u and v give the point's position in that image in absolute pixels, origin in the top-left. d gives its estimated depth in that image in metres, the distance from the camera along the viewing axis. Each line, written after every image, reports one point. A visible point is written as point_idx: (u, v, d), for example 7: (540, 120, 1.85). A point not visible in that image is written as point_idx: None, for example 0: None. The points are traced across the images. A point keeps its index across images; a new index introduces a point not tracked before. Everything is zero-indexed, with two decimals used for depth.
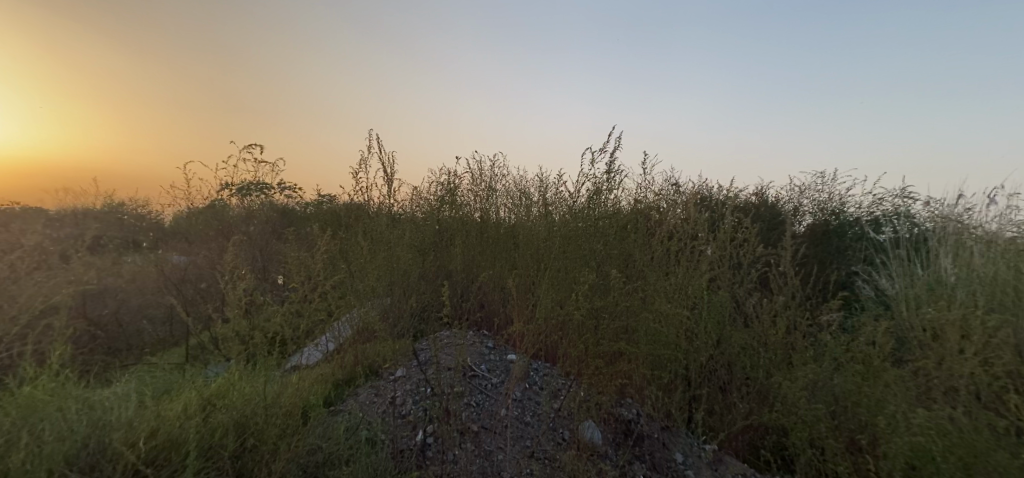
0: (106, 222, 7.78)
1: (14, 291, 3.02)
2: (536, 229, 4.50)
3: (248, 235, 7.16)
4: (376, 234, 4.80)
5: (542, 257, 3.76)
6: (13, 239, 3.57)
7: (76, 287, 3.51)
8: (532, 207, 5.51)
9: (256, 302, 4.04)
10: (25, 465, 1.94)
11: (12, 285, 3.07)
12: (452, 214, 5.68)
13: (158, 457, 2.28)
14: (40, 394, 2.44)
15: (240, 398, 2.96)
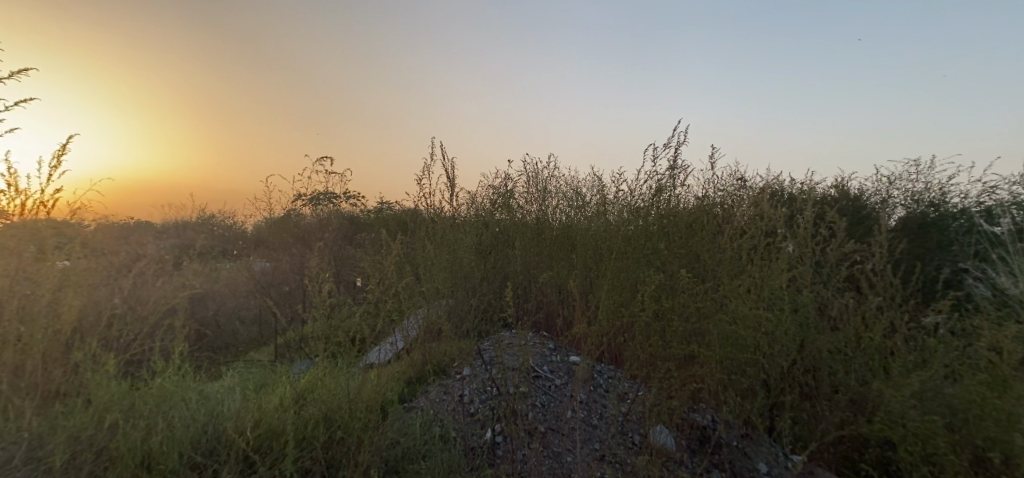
0: (202, 233, 8.64)
1: (139, 294, 3.45)
2: (595, 228, 4.47)
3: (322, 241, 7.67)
4: (440, 238, 4.98)
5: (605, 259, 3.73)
6: (136, 250, 4.09)
7: (186, 291, 3.95)
8: (588, 207, 5.48)
9: (333, 304, 4.33)
10: (163, 446, 2.22)
11: (137, 289, 3.51)
12: (511, 215, 5.78)
13: (263, 445, 2.53)
14: (167, 384, 2.77)
15: (327, 393, 3.18)
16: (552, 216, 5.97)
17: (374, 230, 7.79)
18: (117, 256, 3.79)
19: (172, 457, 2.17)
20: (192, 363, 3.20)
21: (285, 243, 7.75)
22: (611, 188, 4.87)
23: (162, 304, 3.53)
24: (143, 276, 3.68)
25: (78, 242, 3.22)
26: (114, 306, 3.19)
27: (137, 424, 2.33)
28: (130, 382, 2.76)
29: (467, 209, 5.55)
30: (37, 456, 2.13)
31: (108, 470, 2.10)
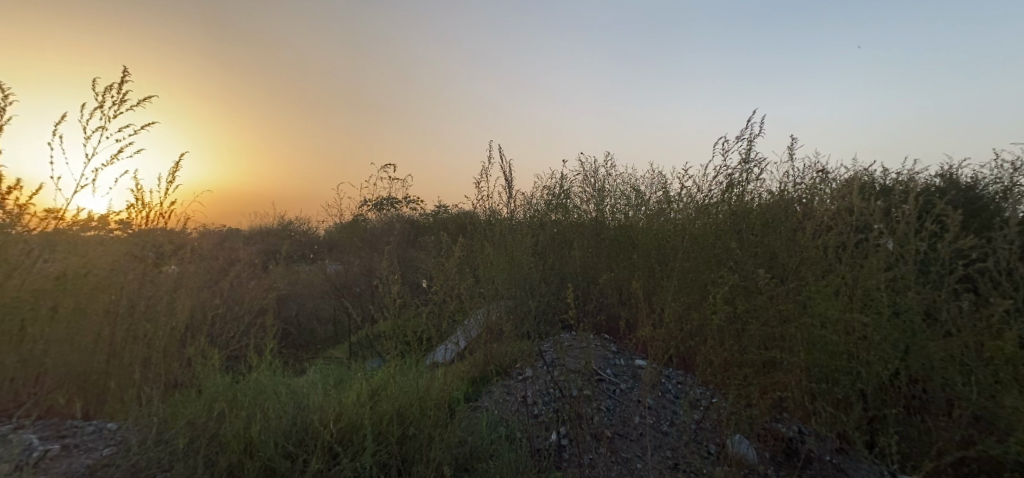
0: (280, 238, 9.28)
1: (230, 295, 3.76)
2: (658, 226, 4.29)
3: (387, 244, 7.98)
4: (499, 239, 5.01)
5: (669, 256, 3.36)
6: (225, 254, 4.44)
7: (269, 291, 4.24)
8: (648, 205, 5.29)
9: (400, 305, 4.49)
10: (261, 435, 2.40)
11: (228, 291, 3.81)
12: (568, 215, 5.73)
13: (345, 437, 2.67)
14: (260, 378, 3.00)
15: (398, 390, 3.30)
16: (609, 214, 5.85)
17: (436, 232, 7.99)
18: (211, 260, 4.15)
19: (269, 445, 2.35)
20: (278, 358, 3.43)
21: (353, 247, 8.14)
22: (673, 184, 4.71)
23: (248, 305, 3.83)
24: (236, 279, 4.01)
25: (187, 248, 3.57)
26: (213, 306, 3.49)
27: (239, 414, 2.55)
28: (230, 374, 3.01)
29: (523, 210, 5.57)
30: (164, 439, 2.37)
31: (219, 454, 2.32)
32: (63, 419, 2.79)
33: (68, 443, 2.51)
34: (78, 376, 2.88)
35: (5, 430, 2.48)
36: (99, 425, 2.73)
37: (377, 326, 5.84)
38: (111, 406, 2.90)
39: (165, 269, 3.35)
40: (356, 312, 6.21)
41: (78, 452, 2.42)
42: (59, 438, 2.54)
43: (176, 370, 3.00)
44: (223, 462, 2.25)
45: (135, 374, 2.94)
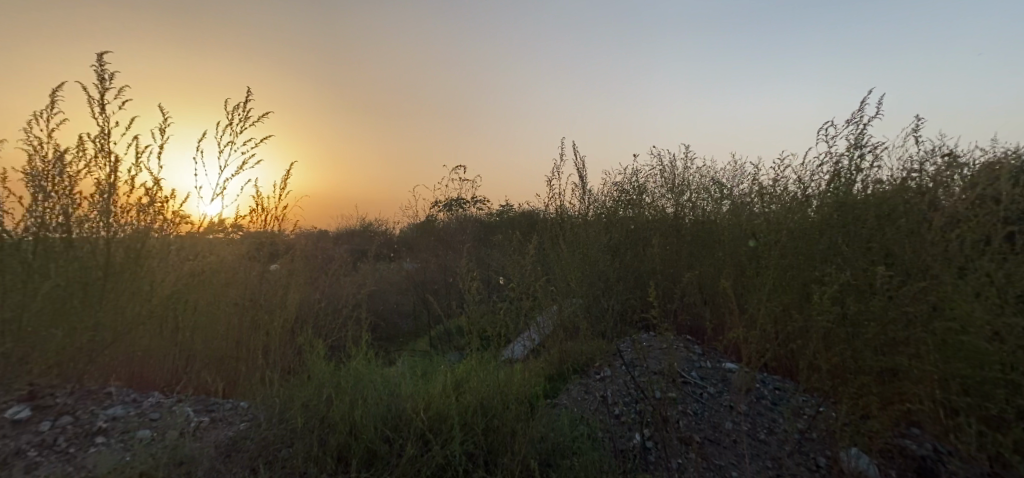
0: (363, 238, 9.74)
1: (320, 288, 3.94)
2: (748, 211, 3.65)
3: (461, 242, 8.09)
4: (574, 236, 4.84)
5: (750, 250, 3.05)
6: (318, 251, 4.70)
7: (353, 285, 4.40)
8: (730, 198, 4.80)
9: (476, 302, 4.48)
10: (361, 419, 2.58)
11: (318, 284, 4.00)
12: (637, 210, 5.10)
13: (435, 425, 2.73)
14: (362, 366, 3.17)
15: (480, 382, 3.31)
16: (683, 209, 5.34)
17: (510, 231, 7.96)
18: (315, 256, 4.46)
19: (370, 428, 2.53)
20: (370, 349, 3.60)
21: (430, 245, 8.34)
22: (761, 172, 4.14)
23: (337, 300, 4.02)
24: (334, 276, 4.25)
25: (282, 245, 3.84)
26: (312, 299, 3.72)
27: (344, 398, 2.74)
28: (333, 362, 3.22)
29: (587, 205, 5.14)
30: (285, 418, 2.66)
31: (330, 435, 2.55)
32: (210, 395, 3.13)
33: (212, 417, 2.80)
34: (214, 355, 3.24)
35: (171, 402, 2.84)
36: (236, 403, 3.00)
37: (455, 321, 5.89)
38: (239, 386, 3.19)
39: (271, 266, 3.63)
40: (434, 308, 6.34)
41: (219, 426, 2.70)
42: (206, 411, 2.84)
43: (282, 356, 3.22)
44: (334, 443, 2.47)
45: (262, 356, 3.25)
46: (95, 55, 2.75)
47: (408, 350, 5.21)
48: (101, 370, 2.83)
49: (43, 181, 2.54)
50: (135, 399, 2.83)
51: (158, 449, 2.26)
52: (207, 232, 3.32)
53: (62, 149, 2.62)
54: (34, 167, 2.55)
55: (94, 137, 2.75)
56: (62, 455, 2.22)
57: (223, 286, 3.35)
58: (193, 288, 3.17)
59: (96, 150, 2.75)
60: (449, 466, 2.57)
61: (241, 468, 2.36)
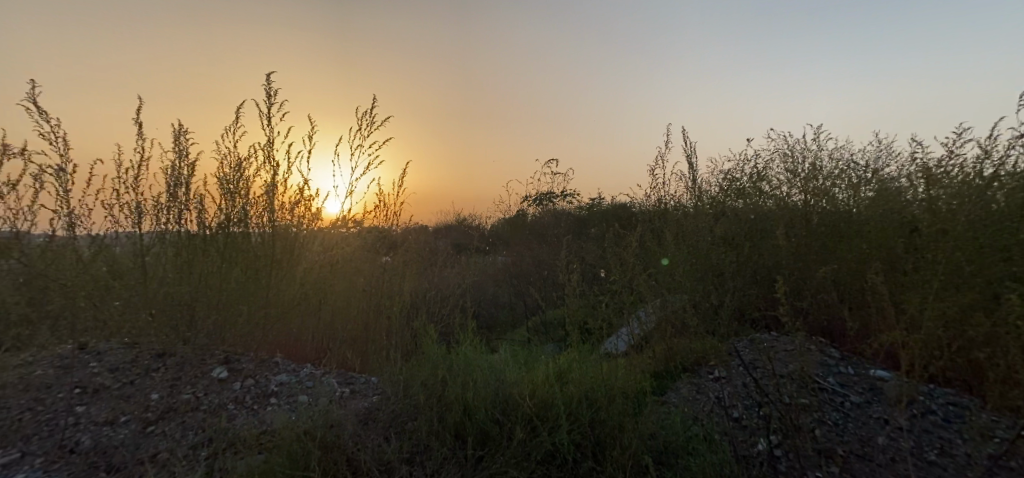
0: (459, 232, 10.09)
1: (430, 277, 4.16)
2: (894, 193, 3.09)
3: (556, 235, 8.03)
4: (682, 229, 4.55)
5: (905, 239, 2.61)
6: (425, 242, 4.96)
7: (458, 275, 4.58)
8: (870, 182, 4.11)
9: (577, 294, 4.42)
10: (473, 400, 2.74)
11: (428, 274, 4.22)
12: (752, 201, 4.62)
13: (541, 413, 2.77)
14: (473, 353, 3.33)
15: (583, 375, 3.26)
16: (815, 198, 4.50)
17: (607, 224, 7.75)
18: (424, 247, 4.71)
19: (481, 410, 2.67)
20: (476, 336, 3.73)
21: (525, 239, 8.41)
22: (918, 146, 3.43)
23: (444, 288, 4.22)
24: (440, 266, 4.46)
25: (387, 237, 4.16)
26: (423, 287, 3.95)
27: (458, 380, 2.90)
28: (446, 347, 3.41)
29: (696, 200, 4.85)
30: (408, 393, 2.88)
31: (446, 412, 2.73)
32: (346, 369, 3.48)
33: (351, 389, 3.11)
34: (351, 334, 3.60)
35: (318, 374, 3.19)
36: (368, 378, 3.31)
37: (554, 313, 5.86)
38: (368, 363, 3.49)
39: (387, 258, 3.99)
40: (530, 300, 6.38)
41: (357, 397, 3.02)
42: (345, 383, 3.18)
43: (400, 337, 3.44)
44: (450, 420, 2.65)
45: (384, 338, 3.53)
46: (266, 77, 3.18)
47: (507, 340, 5.30)
48: (266, 343, 3.23)
49: (231, 184, 3.03)
50: (294, 369, 3.23)
51: (314, 413, 2.59)
52: (334, 227, 3.65)
53: (243, 159, 3.07)
54: (224, 173, 3.04)
55: (263, 146, 3.18)
56: (249, 410, 2.69)
57: (355, 272, 3.72)
58: (333, 274, 3.53)
59: (264, 157, 3.16)
60: (557, 453, 2.63)
61: (376, 435, 2.60)
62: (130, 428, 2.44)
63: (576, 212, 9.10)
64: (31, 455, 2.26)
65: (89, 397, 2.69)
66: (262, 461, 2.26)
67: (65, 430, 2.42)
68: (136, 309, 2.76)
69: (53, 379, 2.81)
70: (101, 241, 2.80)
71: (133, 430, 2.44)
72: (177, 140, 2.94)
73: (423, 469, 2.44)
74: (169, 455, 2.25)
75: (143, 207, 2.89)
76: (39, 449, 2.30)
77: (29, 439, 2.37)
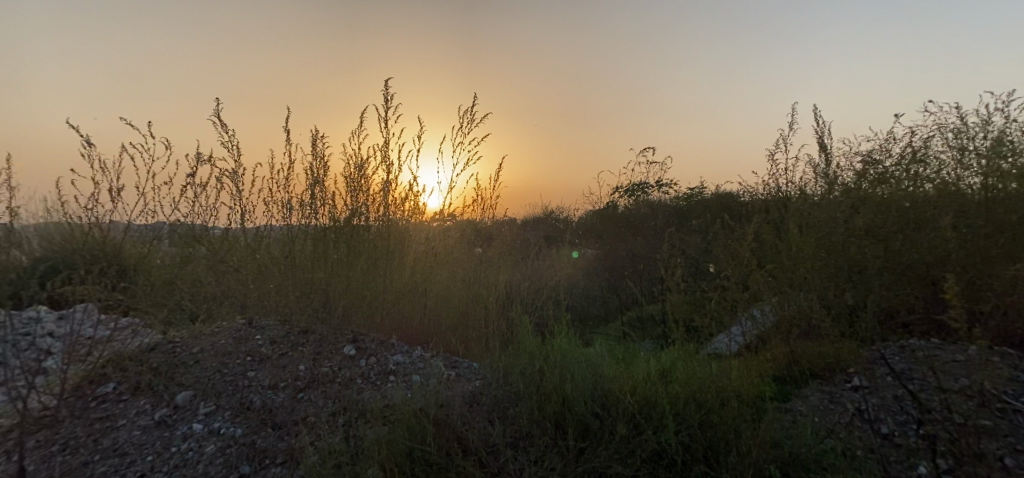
0: (545, 223, 10.01)
1: (526, 269, 4.19)
2: None
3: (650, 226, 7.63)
4: (805, 221, 4.06)
5: None
6: (518, 233, 4.99)
7: (551, 267, 4.55)
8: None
9: (682, 290, 4.15)
10: (571, 391, 2.73)
11: (523, 265, 4.26)
12: (902, 187, 3.90)
13: (644, 410, 2.67)
14: (569, 344, 3.31)
15: (688, 374, 3.07)
16: (995, 180, 3.65)
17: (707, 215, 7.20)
18: (517, 238, 4.74)
19: (581, 403, 2.64)
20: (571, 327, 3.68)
21: (615, 230, 8.11)
22: None
23: (537, 278, 4.13)
24: (534, 257, 4.46)
25: (482, 230, 4.28)
26: (518, 277, 3.98)
27: (557, 372, 2.91)
28: (542, 337, 3.42)
29: (824, 189, 4.30)
30: (511, 380, 2.96)
31: (545, 402, 2.75)
32: (450, 353, 3.63)
33: (456, 372, 3.25)
34: (451, 319, 3.69)
35: (427, 356, 3.39)
36: (470, 362, 3.43)
37: (651, 308, 5.56)
38: (469, 349, 3.57)
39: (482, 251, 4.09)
40: (623, 294, 6.15)
41: (462, 380, 3.15)
42: (452, 366, 3.33)
43: (497, 326, 3.48)
44: (549, 410, 2.66)
45: (481, 327, 3.58)
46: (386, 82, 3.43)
47: (601, 334, 5.16)
48: (382, 326, 3.48)
49: (357, 184, 3.34)
50: (408, 351, 3.45)
51: (428, 392, 2.76)
52: (435, 221, 3.94)
53: (366, 160, 3.33)
54: (350, 173, 3.32)
55: (382, 148, 3.41)
56: (374, 385, 2.93)
57: (455, 263, 3.88)
58: (436, 265, 3.77)
59: (382, 158, 3.39)
60: (664, 453, 2.50)
61: (481, 418, 2.68)
62: (286, 393, 2.80)
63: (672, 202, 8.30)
64: (222, 408, 2.74)
65: (258, 365, 3.08)
66: (388, 432, 2.47)
67: (240, 391, 2.86)
68: (286, 293, 3.01)
69: (231, 349, 3.24)
70: (263, 232, 3.20)
71: (289, 395, 2.79)
72: (315, 145, 3.26)
73: (527, 455, 2.47)
74: (316, 419, 2.59)
75: (288, 204, 3.26)
76: (227, 404, 2.78)
77: (217, 394, 2.84)
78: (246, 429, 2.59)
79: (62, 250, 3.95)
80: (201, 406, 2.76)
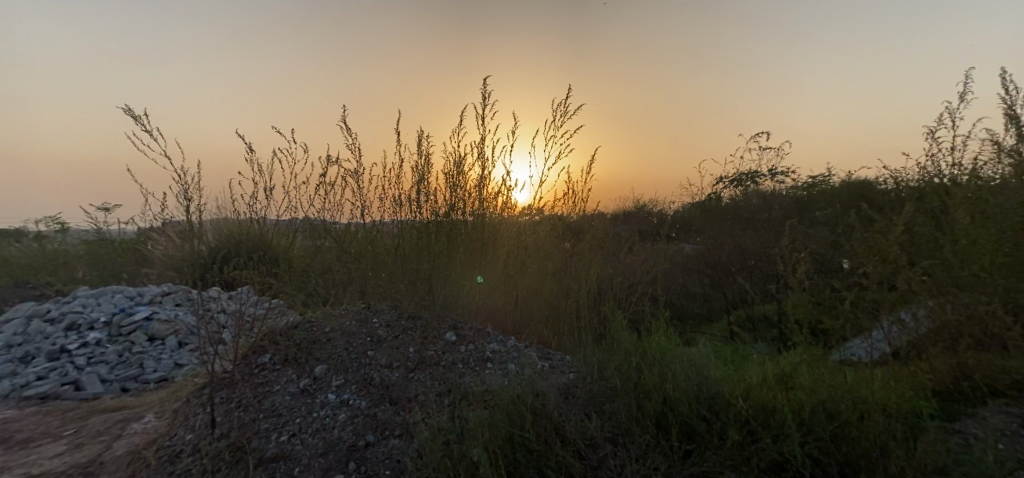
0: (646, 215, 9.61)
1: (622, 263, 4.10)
2: None
3: None
4: (976, 209, 3.37)
5: None
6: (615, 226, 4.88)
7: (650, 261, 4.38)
8: None
9: (804, 289, 3.71)
10: (674, 391, 2.64)
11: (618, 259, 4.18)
12: None
13: (758, 416, 2.48)
14: (670, 342, 3.18)
15: (814, 381, 2.76)
16: None
17: (834, 203, 6.32)
18: (613, 230, 4.65)
19: (685, 404, 2.54)
20: (670, 324, 3.53)
21: None
22: None
23: (632, 274, 4.02)
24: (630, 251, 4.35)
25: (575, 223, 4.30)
26: (613, 271, 3.93)
27: (658, 370, 2.82)
28: (639, 333, 3.33)
29: (1009, 170, 3.53)
30: (606, 375, 2.95)
31: (645, 400, 2.69)
32: (545, 344, 3.71)
33: (551, 364, 3.32)
34: (543, 310, 3.77)
35: (522, 346, 3.51)
36: (564, 355, 3.48)
37: (768, 308, 5.06)
38: (562, 342, 3.60)
39: (575, 244, 4.11)
40: (734, 291, 5.68)
41: (556, 372, 3.21)
42: (546, 357, 3.41)
43: (589, 321, 3.46)
44: (650, 409, 2.60)
45: (573, 321, 3.61)
46: (483, 82, 3.61)
47: (708, 334, 4.83)
48: (480, 316, 3.67)
49: (457, 182, 3.57)
50: (504, 340, 3.61)
51: (525, 381, 2.88)
52: (530, 216, 4.04)
53: (464, 159, 3.54)
54: (449, 172, 3.56)
55: (479, 146, 3.58)
56: (473, 370, 3.14)
57: (545, 257, 3.89)
58: (530, 258, 3.88)
59: (479, 155, 3.57)
60: (787, 466, 2.28)
61: (578, 410, 2.71)
62: (400, 372, 3.13)
63: (790, 193, 6.75)
64: (350, 382, 3.15)
65: (376, 346, 3.44)
66: (490, 416, 2.63)
67: (363, 367, 3.25)
68: (395, 281, 3.35)
69: (354, 327, 3.63)
70: (376, 224, 3.57)
71: (401, 374, 3.11)
72: (420, 146, 3.54)
73: (627, 452, 2.45)
74: (425, 398, 2.85)
75: (397, 202, 3.59)
76: (354, 378, 3.17)
77: (346, 369, 3.26)
78: (369, 402, 2.94)
79: (228, 242, 4.79)
80: (334, 379, 3.19)
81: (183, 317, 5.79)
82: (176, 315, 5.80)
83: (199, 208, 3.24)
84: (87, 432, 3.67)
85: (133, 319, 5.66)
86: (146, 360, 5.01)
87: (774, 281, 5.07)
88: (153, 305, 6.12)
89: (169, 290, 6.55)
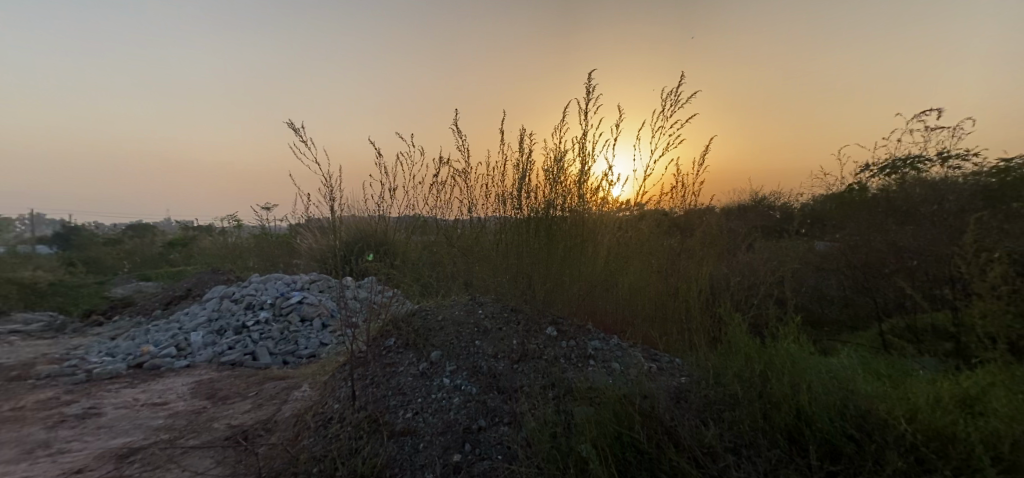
0: None
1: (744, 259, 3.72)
2: None
3: None
4: None
5: None
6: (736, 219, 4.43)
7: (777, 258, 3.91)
8: None
9: (992, 293, 2.99)
10: (811, 404, 2.30)
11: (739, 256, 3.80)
12: None
13: (928, 442, 2.06)
14: (804, 349, 2.80)
15: (1010, 407, 2.21)
16: None
17: None
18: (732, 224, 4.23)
19: (826, 419, 2.21)
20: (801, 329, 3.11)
21: None
22: None
23: (755, 272, 3.63)
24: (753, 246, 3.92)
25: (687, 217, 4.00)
26: (732, 269, 3.59)
27: (789, 379, 2.49)
28: (764, 336, 2.98)
29: None
30: (725, 381, 2.69)
31: (773, 410, 2.39)
32: (652, 345, 3.53)
33: (659, 366, 3.15)
34: (648, 309, 3.59)
35: (628, 345, 3.39)
36: (674, 357, 3.27)
37: (939, 314, 4.19)
38: (671, 343, 3.39)
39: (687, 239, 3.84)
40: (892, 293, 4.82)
41: (666, 375, 3.03)
42: (653, 359, 3.25)
43: (703, 322, 3.21)
44: (780, 421, 2.31)
45: (683, 321, 3.37)
46: (587, 76, 3.53)
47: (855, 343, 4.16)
48: (583, 312, 3.62)
49: (559, 178, 3.53)
50: (607, 338, 3.52)
51: (632, 380, 2.76)
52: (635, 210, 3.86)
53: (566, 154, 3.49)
54: (551, 167, 3.53)
55: (581, 140, 3.49)
56: (576, 366, 3.10)
57: (649, 253, 3.67)
58: (636, 253, 3.71)
59: (581, 150, 3.48)
60: None
61: (693, 416, 2.51)
62: (505, 363, 3.22)
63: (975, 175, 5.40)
64: (461, 368, 3.32)
65: (483, 336, 3.57)
66: (596, 413, 2.57)
67: (472, 355, 3.40)
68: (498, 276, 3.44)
69: (462, 317, 3.82)
70: (481, 220, 3.71)
71: (507, 365, 3.20)
72: (522, 143, 3.56)
73: (753, 465, 2.20)
74: (530, 389, 2.89)
75: (501, 199, 3.68)
76: (464, 365, 3.34)
77: (458, 356, 3.45)
78: (479, 389, 3.07)
79: (359, 237, 5.37)
80: (448, 365, 3.39)
81: (326, 301, 6.68)
82: (320, 300, 6.71)
83: (334, 208, 3.66)
84: (264, 395, 4.43)
85: (290, 302, 6.67)
86: (300, 338, 5.88)
87: (944, 283, 4.20)
88: (304, 291, 7.15)
89: (315, 278, 7.57)
